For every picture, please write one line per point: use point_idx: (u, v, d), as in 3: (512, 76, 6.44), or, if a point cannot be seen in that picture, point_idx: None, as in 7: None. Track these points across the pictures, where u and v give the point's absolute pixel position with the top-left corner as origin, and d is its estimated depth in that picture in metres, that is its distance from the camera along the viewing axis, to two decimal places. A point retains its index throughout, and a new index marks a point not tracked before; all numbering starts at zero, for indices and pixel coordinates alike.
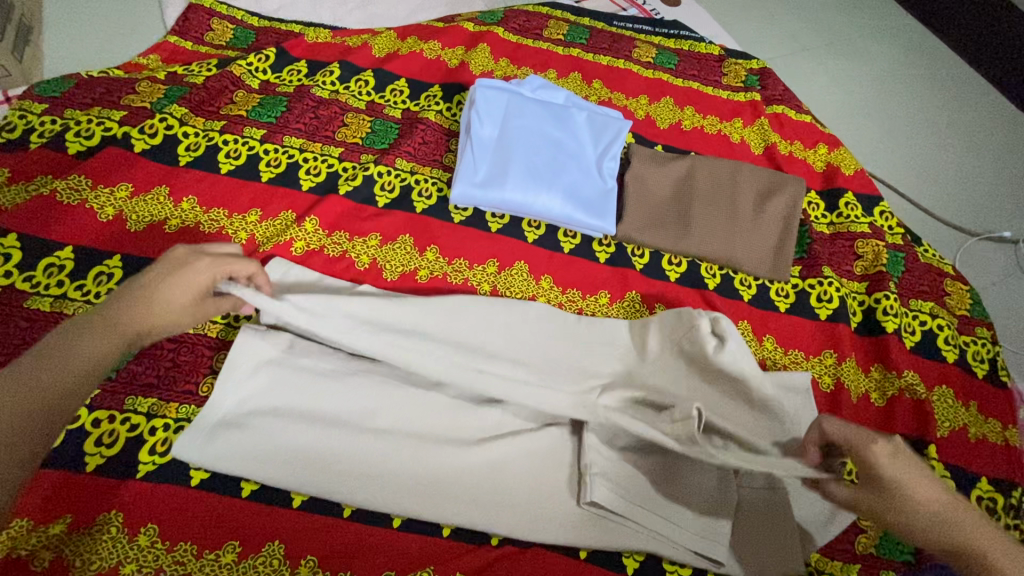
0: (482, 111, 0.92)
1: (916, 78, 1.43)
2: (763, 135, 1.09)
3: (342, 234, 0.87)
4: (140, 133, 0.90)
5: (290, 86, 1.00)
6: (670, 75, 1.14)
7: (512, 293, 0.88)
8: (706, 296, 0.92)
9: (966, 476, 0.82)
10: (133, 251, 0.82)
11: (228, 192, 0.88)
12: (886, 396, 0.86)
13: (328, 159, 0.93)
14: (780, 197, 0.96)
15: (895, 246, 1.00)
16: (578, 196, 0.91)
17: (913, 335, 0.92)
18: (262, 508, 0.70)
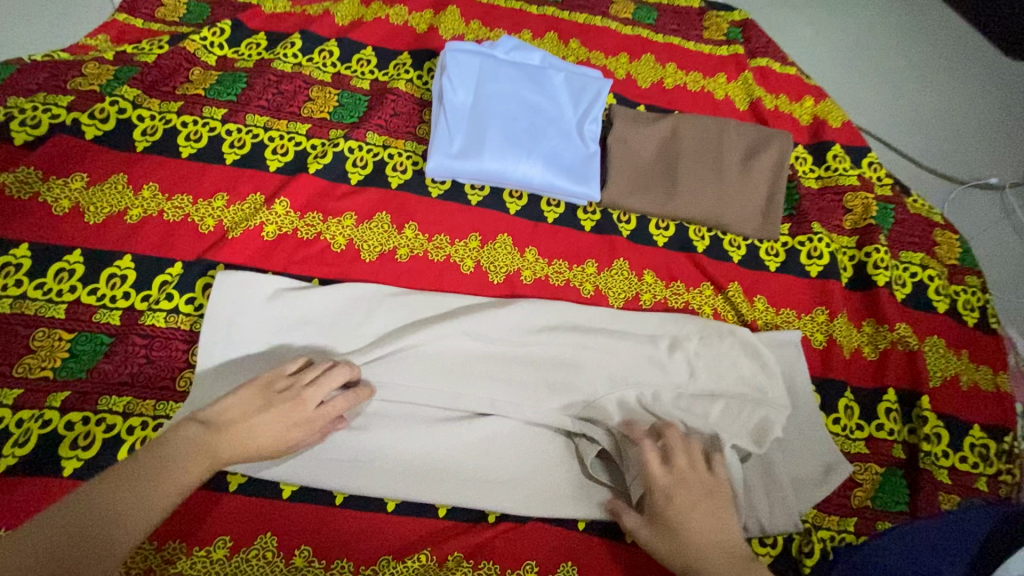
0: (453, 77, 0.88)
1: (901, 23, 1.39)
2: (749, 90, 1.05)
3: (315, 215, 0.84)
4: (91, 119, 0.85)
5: (250, 61, 0.94)
6: (650, 31, 1.09)
7: (496, 268, 0.85)
8: (695, 259, 0.90)
9: (958, 424, 0.82)
10: (95, 245, 0.78)
11: (191, 178, 0.83)
12: (878, 350, 0.86)
13: (295, 137, 0.88)
14: (768, 152, 0.93)
15: (885, 198, 0.98)
16: (560, 163, 0.88)
17: (903, 287, 0.91)
18: (252, 501, 0.69)
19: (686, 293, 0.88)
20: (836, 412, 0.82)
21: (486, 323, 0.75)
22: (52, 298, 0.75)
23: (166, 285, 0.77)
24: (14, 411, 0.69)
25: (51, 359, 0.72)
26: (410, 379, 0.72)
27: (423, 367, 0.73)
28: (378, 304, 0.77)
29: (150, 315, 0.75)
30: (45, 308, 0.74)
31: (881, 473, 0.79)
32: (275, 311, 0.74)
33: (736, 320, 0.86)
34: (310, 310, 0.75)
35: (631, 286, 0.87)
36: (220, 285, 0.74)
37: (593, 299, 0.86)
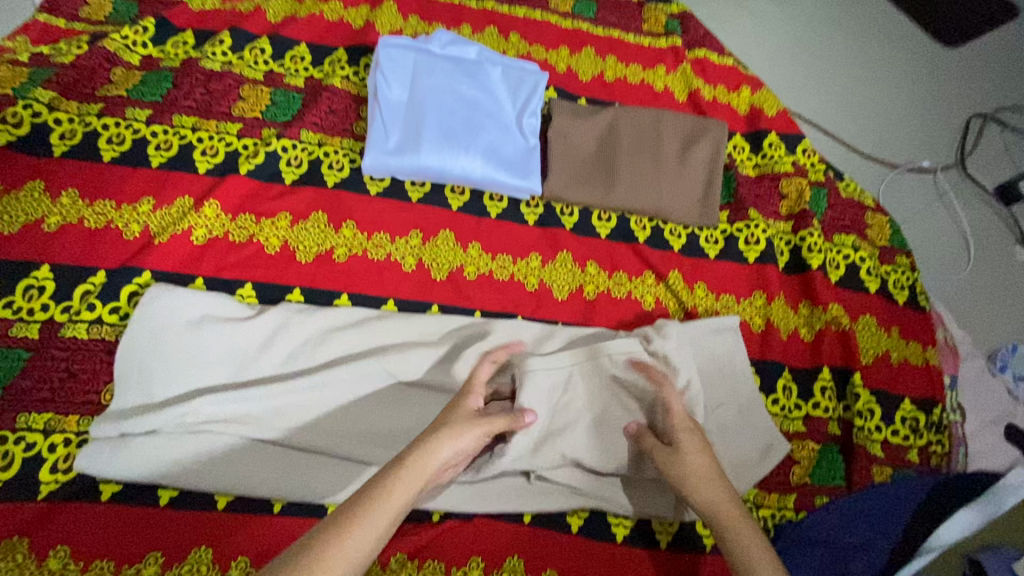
0: (387, 73, 0.87)
1: (836, 13, 1.43)
2: (687, 81, 1.07)
3: (248, 217, 0.81)
4: (2, 123, 0.80)
5: (176, 60, 0.91)
6: (589, 24, 1.09)
7: (438, 265, 0.85)
8: (637, 249, 0.91)
9: (890, 398, 0.86)
10: (10, 257, 0.74)
11: (114, 182, 0.80)
12: (814, 331, 0.89)
13: (226, 137, 0.86)
14: (704, 142, 0.94)
15: (818, 183, 1.01)
16: (498, 157, 0.87)
17: (837, 269, 0.94)
18: (187, 514, 0.67)
19: (629, 283, 0.89)
20: (775, 393, 0.84)
21: (417, 334, 0.75)
22: None
23: (88, 295, 0.74)
24: None
25: None
26: (337, 397, 0.69)
27: (349, 385, 0.69)
28: (313, 308, 0.75)
29: (71, 326, 0.72)
30: None
31: (818, 449, 0.82)
32: (184, 329, 0.70)
33: (678, 308, 0.87)
34: (244, 313, 0.73)
35: (575, 278, 0.88)
36: (148, 296, 0.72)
37: (537, 293, 0.86)
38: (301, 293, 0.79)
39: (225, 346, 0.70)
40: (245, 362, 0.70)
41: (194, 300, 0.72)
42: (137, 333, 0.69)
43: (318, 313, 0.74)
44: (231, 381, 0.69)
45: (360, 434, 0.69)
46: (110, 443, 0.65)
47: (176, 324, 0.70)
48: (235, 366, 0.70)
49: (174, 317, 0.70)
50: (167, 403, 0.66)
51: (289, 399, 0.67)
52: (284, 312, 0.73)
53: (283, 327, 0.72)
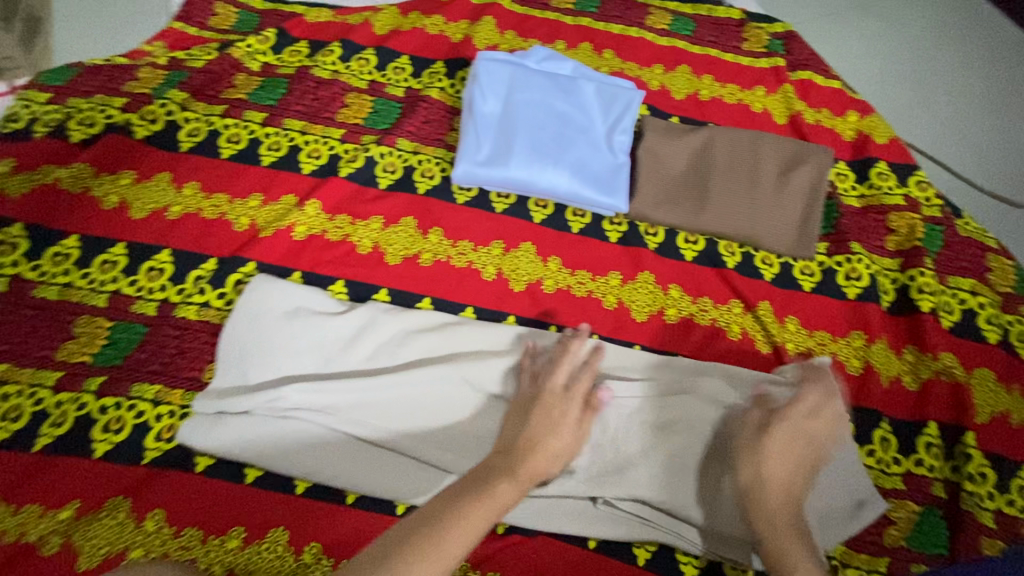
0: (484, 86, 0.89)
1: (946, 39, 1.35)
2: (788, 104, 1.02)
3: (344, 217, 0.86)
4: (141, 120, 0.89)
5: (291, 67, 0.98)
6: (686, 42, 1.07)
7: (517, 277, 0.85)
8: (725, 276, 0.87)
9: (1012, 466, 0.76)
10: (137, 239, 0.82)
11: (229, 178, 0.87)
12: (919, 380, 0.81)
13: (329, 141, 0.91)
14: (805, 168, 0.89)
15: (932, 219, 0.92)
16: (587, 173, 0.87)
17: (951, 314, 0.85)
18: (268, 495, 0.70)
19: (714, 310, 0.85)
20: (870, 443, 0.77)
21: (494, 343, 0.76)
22: (96, 287, 0.79)
23: (199, 279, 0.80)
24: (54, 392, 0.73)
25: (90, 346, 0.76)
26: (414, 398, 0.70)
27: (425, 388, 0.70)
28: (397, 309, 0.77)
29: (183, 307, 0.79)
30: (89, 296, 0.78)
31: (918, 511, 0.74)
32: (281, 318, 0.74)
33: (765, 342, 0.83)
34: (334, 309, 0.76)
35: (655, 300, 0.85)
36: (252, 283, 0.77)
37: (615, 312, 0.84)
38: (386, 294, 0.82)
39: (315, 339, 0.73)
40: (330, 355, 0.73)
41: (292, 293, 0.76)
42: (239, 315, 0.75)
43: (402, 316, 0.77)
44: (317, 372, 0.72)
45: (431, 438, 0.69)
46: (207, 418, 0.70)
47: (274, 314, 0.74)
48: (321, 358, 0.73)
49: (273, 306, 0.75)
50: (260, 387, 0.70)
51: (368, 395, 0.70)
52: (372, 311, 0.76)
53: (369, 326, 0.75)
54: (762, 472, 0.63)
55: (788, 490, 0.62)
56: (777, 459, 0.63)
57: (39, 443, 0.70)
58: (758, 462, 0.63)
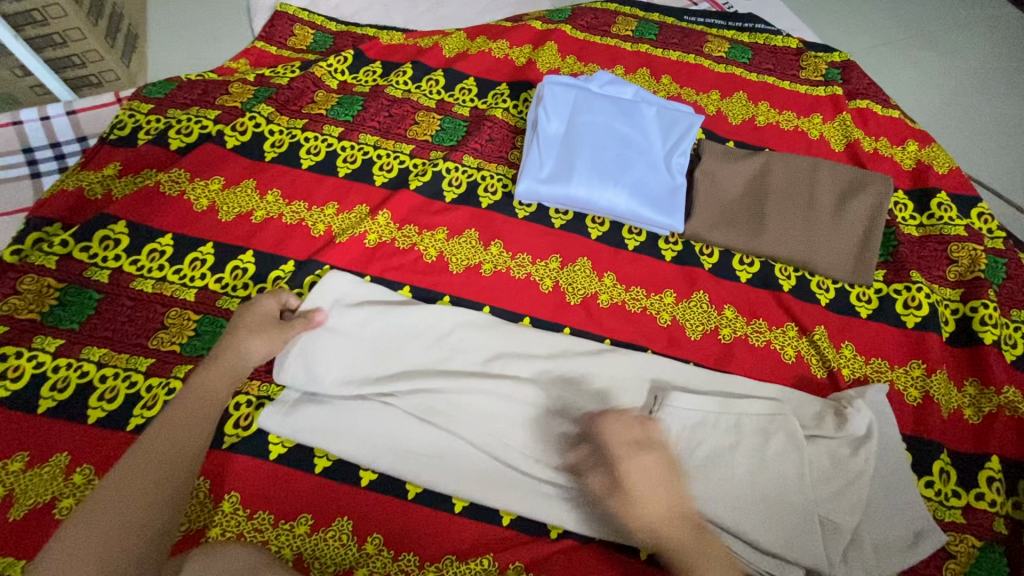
0: (549, 107, 0.93)
1: (1004, 74, 1.35)
2: (846, 132, 1.03)
3: (412, 227, 0.91)
4: (232, 131, 0.97)
5: (367, 86, 1.05)
6: (744, 70, 1.10)
7: (574, 290, 0.88)
8: (781, 299, 0.88)
9: None
10: (224, 240, 0.88)
11: (308, 186, 0.93)
12: (982, 413, 0.80)
13: (400, 156, 0.97)
14: (864, 196, 0.90)
15: (995, 251, 0.91)
16: (645, 193, 0.90)
17: (1014, 348, 0.84)
18: (335, 485, 0.74)
19: (768, 332, 0.86)
20: (929, 475, 0.76)
21: (551, 352, 0.80)
22: (186, 283, 0.85)
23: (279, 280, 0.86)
24: (145, 377, 0.78)
25: (180, 336, 0.82)
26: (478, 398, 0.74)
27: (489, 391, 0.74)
28: (464, 315, 0.82)
29: None
30: (180, 291, 0.85)
31: (978, 547, 0.73)
32: (355, 317, 0.79)
33: (820, 365, 0.83)
34: (402, 310, 0.80)
35: (709, 319, 0.87)
36: (325, 282, 0.82)
37: (669, 329, 0.86)
38: (449, 301, 0.86)
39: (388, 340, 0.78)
40: (396, 355, 0.77)
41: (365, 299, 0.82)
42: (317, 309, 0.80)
43: (467, 322, 0.81)
44: (383, 371, 0.76)
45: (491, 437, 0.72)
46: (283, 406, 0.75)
47: (350, 312, 0.80)
48: (388, 358, 0.77)
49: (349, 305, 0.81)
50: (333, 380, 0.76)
51: (433, 395, 0.74)
52: (441, 316, 0.80)
53: (437, 331, 0.80)
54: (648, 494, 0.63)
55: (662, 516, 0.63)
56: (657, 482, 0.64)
57: (131, 422, 0.76)
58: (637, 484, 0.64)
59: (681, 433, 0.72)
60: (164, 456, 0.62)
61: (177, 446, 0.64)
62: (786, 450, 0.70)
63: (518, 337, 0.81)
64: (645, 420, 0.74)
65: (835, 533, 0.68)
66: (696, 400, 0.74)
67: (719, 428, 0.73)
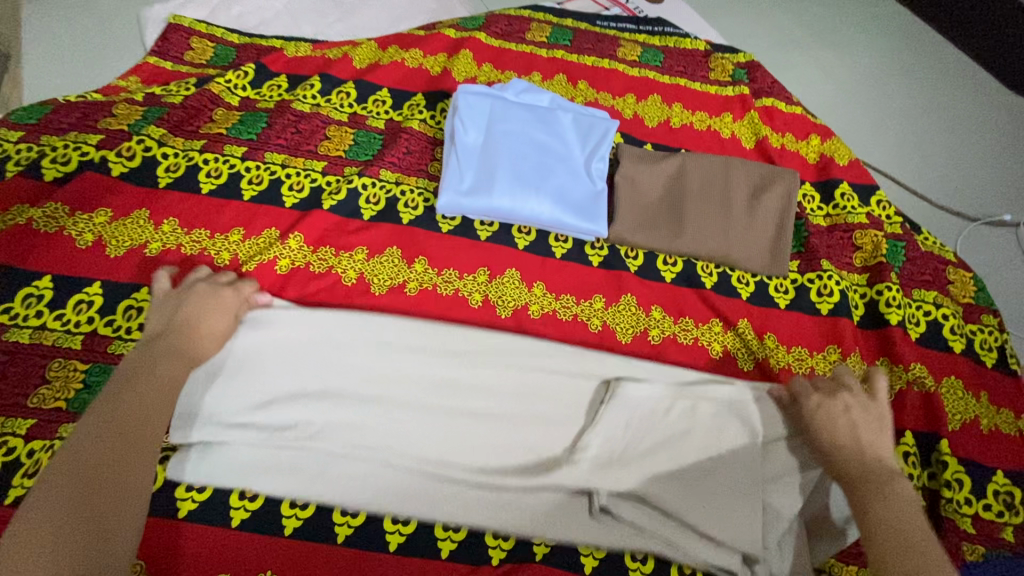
0: (465, 117, 0.91)
1: (893, 68, 1.46)
2: (754, 129, 1.07)
3: (328, 249, 0.86)
4: (118, 157, 0.88)
5: (271, 102, 0.99)
6: (657, 73, 1.12)
7: (503, 303, 0.86)
8: (705, 297, 0.90)
9: (982, 470, 0.80)
10: (114, 278, 0.80)
11: (210, 212, 0.86)
12: (893, 391, 0.84)
13: (311, 174, 0.91)
14: (775, 190, 0.93)
15: (895, 235, 0.97)
16: (567, 200, 0.89)
17: (917, 326, 0.90)
18: (256, 538, 0.68)
19: (695, 329, 0.87)
20: None
21: None
22: (70, 329, 0.76)
23: None
24: (26, 441, 0.69)
25: (65, 390, 0.73)
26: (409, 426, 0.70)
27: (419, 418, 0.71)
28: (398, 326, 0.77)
29: None
30: (63, 338, 0.76)
31: None
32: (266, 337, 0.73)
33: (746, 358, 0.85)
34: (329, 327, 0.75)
35: (638, 321, 0.87)
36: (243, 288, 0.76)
37: (600, 335, 0.86)
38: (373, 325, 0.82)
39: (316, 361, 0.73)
40: (324, 379, 0.72)
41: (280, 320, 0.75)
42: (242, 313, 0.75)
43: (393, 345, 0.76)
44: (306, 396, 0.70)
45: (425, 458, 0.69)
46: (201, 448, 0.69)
47: (265, 330, 0.74)
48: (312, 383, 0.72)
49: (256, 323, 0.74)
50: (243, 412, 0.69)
51: (360, 419, 0.70)
52: (377, 331, 0.76)
53: (373, 344, 0.75)
54: (864, 438, 0.69)
55: (873, 450, 0.68)
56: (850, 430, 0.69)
57: (10, 494, 0.66)
58: (843, 428, 0.69)
59: (631, 425, 0.72)
60: (115, 437, 0.57)
61: (139, 419, 0.60)
62: (740, 439, 0.72)
63: (459, 350, 0.77)
64: (594, 413, 0.73)
65: (778, 518, 0.69)
66: (645, 388, 0.75)
67: (668, 416, 0.73)
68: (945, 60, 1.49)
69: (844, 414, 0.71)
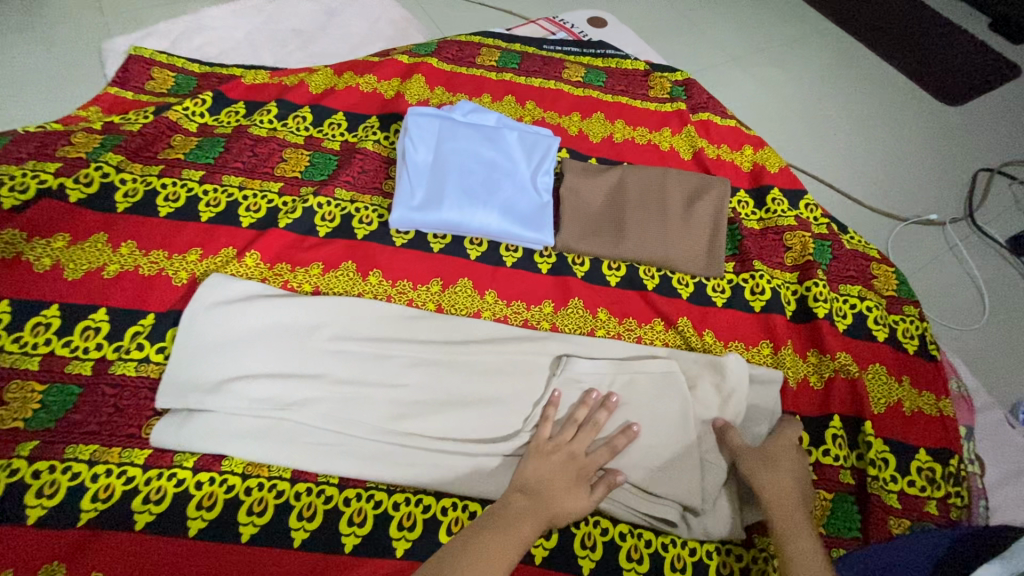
0: (414, 137, 0.96)
1: (825, 82, 1.57)
2: (691, 142, 1.14)
3: (284, 265, 0.89)
4: (76, 183, 0.91)
5: (228, 127, 1.03)
6: (599, 92, 1.19)
7: (456, 310, 0.90)
8: (647, 298, 0.95)
9: (905, 449, 0.86)
10: (72, 300, 0.82)
11: (168, 234, 0.89)
12: (823, 379, 0.90)
13: (268, 195, 0.95)
14: (708, 198, 1.00)
15: (821, 235, 1.05)
16: (515, 211, 0.94)
17: (845, 318, 0.96)
18: (214, 546, 0.68)
19: (639, 329, 0.92)
20: None
21: (431, 377, 0.79)
22: (28, 351, 0.78)
23: (137, 335, 0.81)
24: None
25: (22, 410, 0.74)
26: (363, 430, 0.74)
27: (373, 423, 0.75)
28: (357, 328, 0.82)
29: (120, 364, 0.79)
30: (21, 360, 0.77)
31: (831, 499, 0.82)
32: (242, 319, 0.79)
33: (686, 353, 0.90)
34: (290, 334, 0.80)
35: (586, 323, 0.92)
36: (211, 280, 0.82)
37: None
38: None
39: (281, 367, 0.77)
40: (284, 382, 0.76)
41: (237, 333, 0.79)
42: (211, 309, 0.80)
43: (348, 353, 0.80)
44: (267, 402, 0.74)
45: (385, 440, 0.75)
46: (176, 417, 0.74)
47: (231, 338, 0.79)
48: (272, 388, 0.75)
49: (235, 305, 0.81)
50: (220, 388, 0.75)
51: (324, 414, 0.75)
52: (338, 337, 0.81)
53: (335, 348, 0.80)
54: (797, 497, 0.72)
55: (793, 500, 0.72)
56: (774, 477, 0.73)
57: None
58: (767, 480, 0.73)
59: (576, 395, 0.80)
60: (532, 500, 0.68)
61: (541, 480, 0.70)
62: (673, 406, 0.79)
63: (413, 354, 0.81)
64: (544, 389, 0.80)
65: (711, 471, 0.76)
66: (592, 365, 0.82)
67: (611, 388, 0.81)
68: (872, 74, 1.61)
69: (767, 468, 0.74)
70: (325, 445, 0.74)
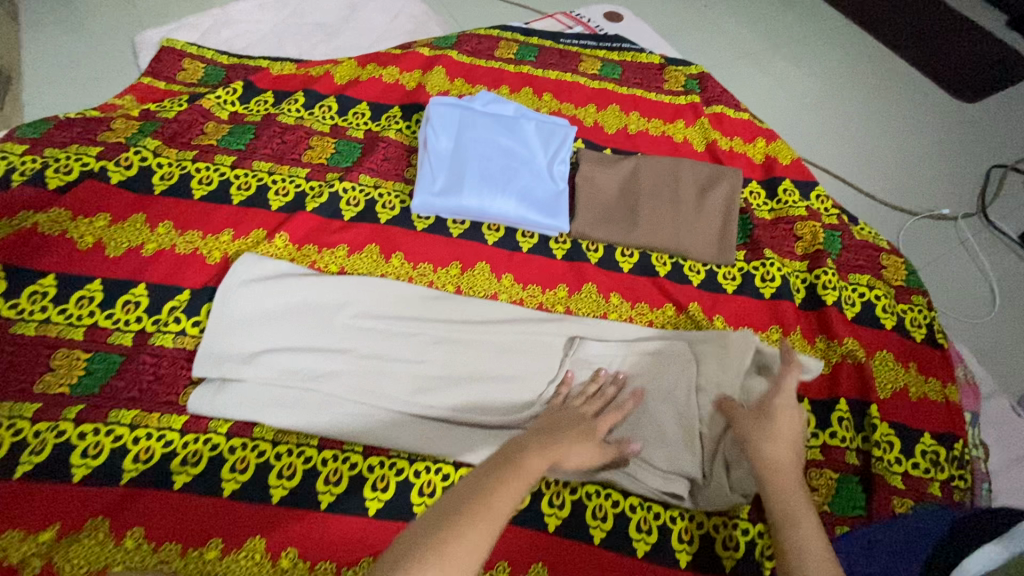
0: (436, 126, 1.00)
1: (839, 78, 1.58)
2: (705, 134, 1.17)
3: (311, 247, 0.93)
4: (116, 166, 0.96)
5: (258, 115, 1.07)
6: (615, 84, 1.22)
7: (474, 292, 0.94)
8: (659, 283, 0.98)
9: (910, 433, 0.88)
10: (113, 275, 0.87)
11: (202, 215, 0.94)
12: (830, 364, 0.93)
13: (295, 180, 0.99)
14: (720, 188, 1.02)
15: (831, 226, 1.07)
16: (531, 198, 0.98)
17: (853, 306, 0.99)
18: (247, 506, 0.73)
19: (650, 313, 0.95)
20: None
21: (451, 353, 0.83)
22: (73, 322, 0.83)
23: (174, 310, 0.85)
24: (33, 423, 0.75)
25: (68, 377, 0.79)
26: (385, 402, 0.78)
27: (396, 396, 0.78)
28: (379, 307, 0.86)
29: (159, 335, 0.83)
30: (67, 330, 0.82)
31: (835, 478, 0.84)
32: (273, 296, 0.84)
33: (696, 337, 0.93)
34: (317, 311, 0.84)
35: (598, 306, 0.95)
36: (243, 260, 0.87)
37: None
38: None
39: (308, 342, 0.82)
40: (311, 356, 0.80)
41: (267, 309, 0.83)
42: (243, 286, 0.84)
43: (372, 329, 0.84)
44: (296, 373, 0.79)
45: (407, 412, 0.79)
46: (211, 386, 0.79)
47: (262, 314, 0.83)
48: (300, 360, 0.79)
49: (266, 283, 0.85)
50: (252, 359, 0.79)
51: (349, 387, 0.78)
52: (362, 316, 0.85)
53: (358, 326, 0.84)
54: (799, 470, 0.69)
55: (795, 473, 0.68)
56: (778, 446, 0.70)
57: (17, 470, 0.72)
58: (768, 451, 0.69)
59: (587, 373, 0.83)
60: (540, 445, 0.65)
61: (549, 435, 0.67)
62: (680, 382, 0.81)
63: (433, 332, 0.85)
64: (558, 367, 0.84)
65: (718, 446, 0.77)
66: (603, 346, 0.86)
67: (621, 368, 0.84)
68: (887, 70, 1.62)
69: (772, 439, 0.70)
70: (349, 416, 0.78)
